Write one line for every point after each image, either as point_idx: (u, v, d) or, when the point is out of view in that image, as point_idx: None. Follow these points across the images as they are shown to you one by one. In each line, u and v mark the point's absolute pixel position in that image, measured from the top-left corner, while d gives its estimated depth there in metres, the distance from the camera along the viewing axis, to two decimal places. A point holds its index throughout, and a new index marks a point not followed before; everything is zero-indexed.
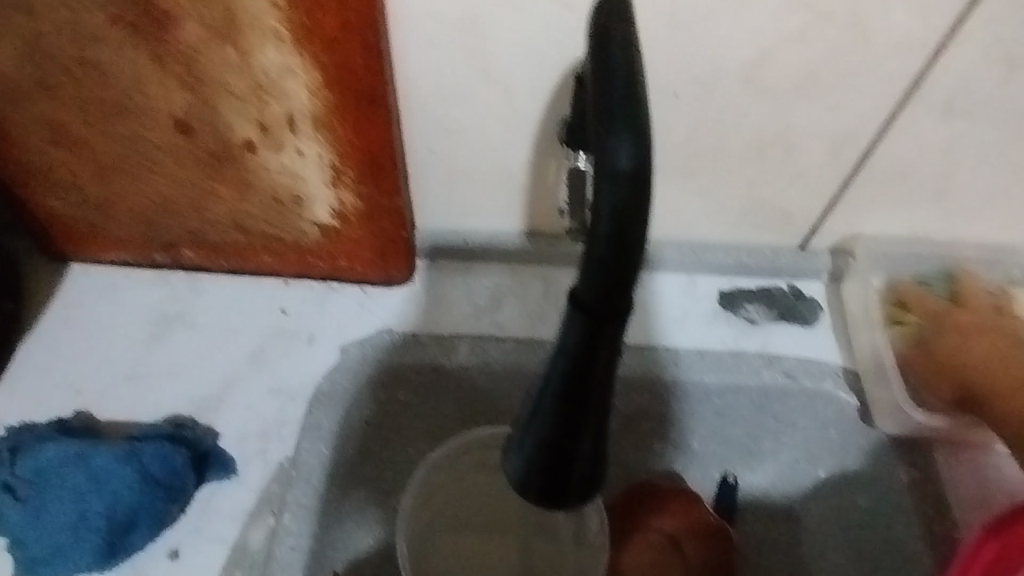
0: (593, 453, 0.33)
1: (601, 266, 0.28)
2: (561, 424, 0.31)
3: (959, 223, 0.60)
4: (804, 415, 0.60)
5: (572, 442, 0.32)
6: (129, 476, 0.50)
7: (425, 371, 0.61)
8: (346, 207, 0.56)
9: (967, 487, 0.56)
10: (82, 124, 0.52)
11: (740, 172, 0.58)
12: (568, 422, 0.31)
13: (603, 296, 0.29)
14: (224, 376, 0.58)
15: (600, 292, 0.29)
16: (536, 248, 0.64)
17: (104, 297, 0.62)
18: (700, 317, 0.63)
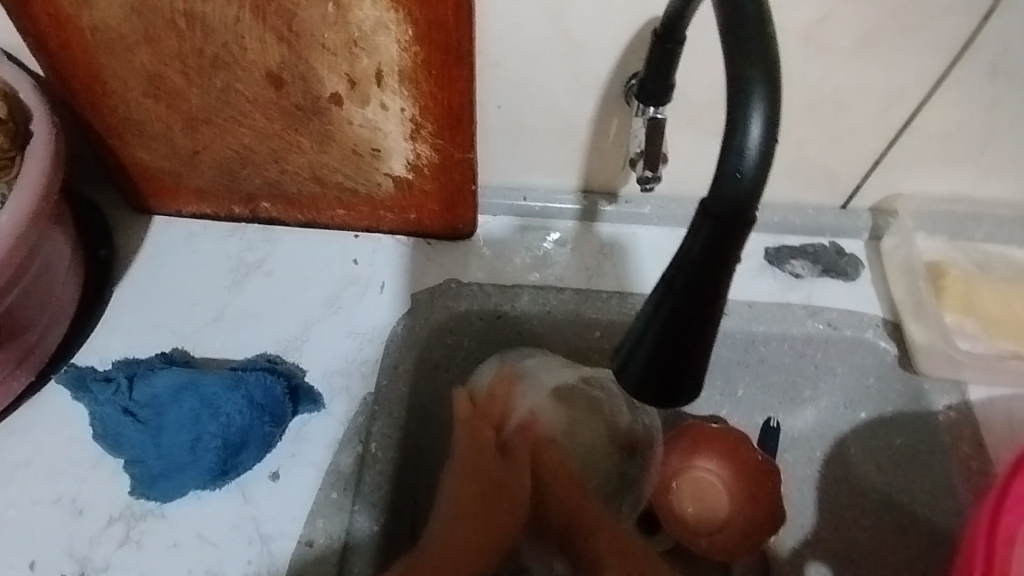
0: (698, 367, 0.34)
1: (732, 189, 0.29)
2: (680, 328, 0.32)
3: (997, 183, 0.64)
4: (845, 362, 0.64)
5: (689, 346, 0.33)
6: (239, 402, 0.55)
7: (490, 318, 0.64)
8: (422, 159, 0.60)
9: (999, 425, 0.61)
10: (179, 77, 0.55)
11: (794, 132, 0.61)
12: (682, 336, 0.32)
13: (731, 213, 0.29)
14: (305, 318, 0.63)
15: (731, 204, 0.29)
16: (592, 204, 0.68)
17: (190, 245, 0.66)
18: (747, 271, 0.67)
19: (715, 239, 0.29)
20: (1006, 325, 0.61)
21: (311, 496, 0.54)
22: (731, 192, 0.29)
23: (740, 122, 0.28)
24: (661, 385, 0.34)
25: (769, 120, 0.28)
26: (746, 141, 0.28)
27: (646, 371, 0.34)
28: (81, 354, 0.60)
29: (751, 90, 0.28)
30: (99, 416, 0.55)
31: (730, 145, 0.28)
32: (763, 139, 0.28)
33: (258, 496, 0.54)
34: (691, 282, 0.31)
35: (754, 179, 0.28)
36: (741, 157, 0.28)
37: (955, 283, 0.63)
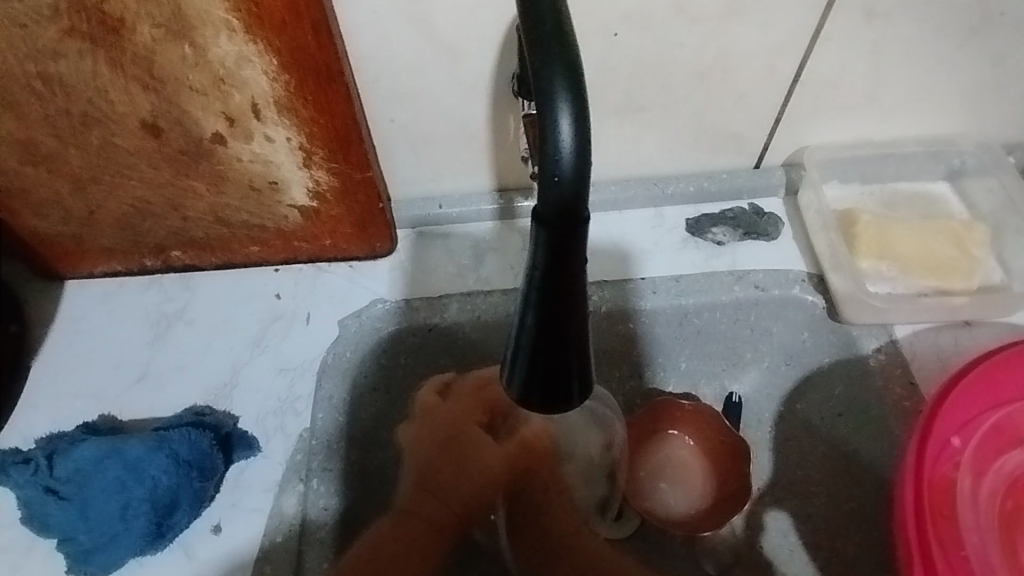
0: (580, 367, 0.33)
1: (555, 190, 0.28)
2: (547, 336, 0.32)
3: (898, 122, 0.64)
4: (778, 321, 0.64)
5: (561, 354, 0.32)
6: (163, 462, 0.54)
7: (423, 333, 0.64)
8: (322, 186, 0.59)
9: (929, 361, 0.61)
10: (52, 140, 0.53)
11: (688, 104, 0.61)
12: (552, 342, 0.32)
13: (561, 213, 0.29)
14: (232, 362, 0.61)
15: (559, 207, 0.29)
16: (508, 202, 0.67)
17: (104, 306, 0.65)
18: (671, 245, 0.67)
19: (554, 248, 0.29)
20: (921, 263, 0.62)
21: (255, 543, 0.53)
22: (556, 192, 0.28)
23: (549, 119, 0.28)
24: (549, 394, 0.34)
25: (578, 115, 0.27)
26: (557, 137, 0.28)
27: (527, 386, 0.34)
28: (4, 436, 0.58)
29: (556, 88, 0.28)
30: (23, 500, 0.54)
31: (545, 146, 0.28)
32: (576, 132, 0.27)
33: (202, 552, 0.53)
34: (545, 293, 0.30)
35: (577, 181, 0.28)
36: (557, 154, 0.28)
37: (872, 229, 0.63)
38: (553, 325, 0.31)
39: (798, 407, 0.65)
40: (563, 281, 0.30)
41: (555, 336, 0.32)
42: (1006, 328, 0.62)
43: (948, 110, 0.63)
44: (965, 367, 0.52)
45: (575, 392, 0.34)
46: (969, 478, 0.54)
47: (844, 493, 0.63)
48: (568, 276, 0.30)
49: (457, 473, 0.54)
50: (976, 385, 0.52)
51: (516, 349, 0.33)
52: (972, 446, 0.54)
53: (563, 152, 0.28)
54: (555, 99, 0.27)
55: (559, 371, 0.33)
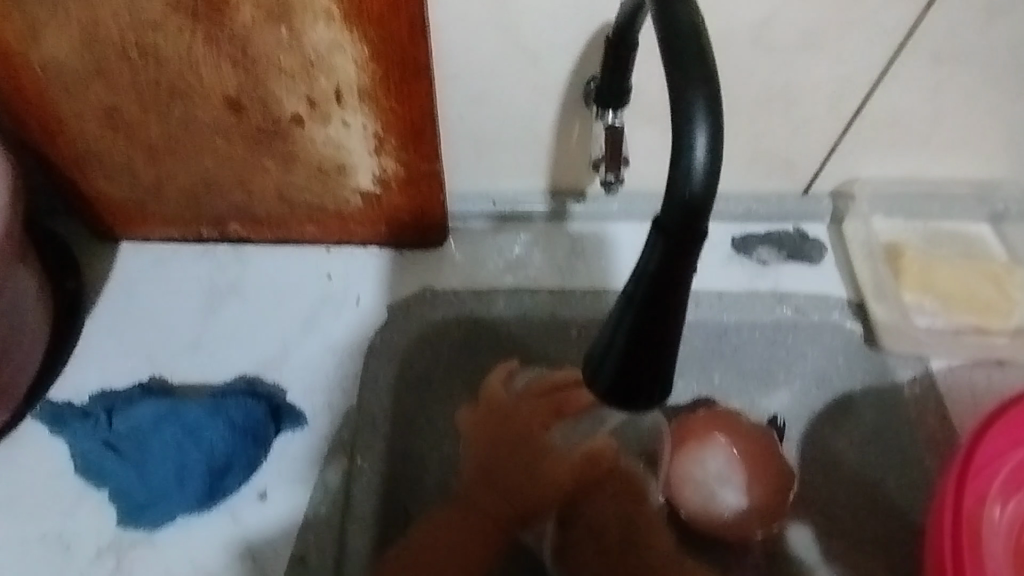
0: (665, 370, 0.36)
1: (680, 201, 0.31)
2: (645, 335, 0.34)
3: (950, 163, 0.66)
4: (815, 345, 0.66)
5: (652, 356, 0.35)
6: (220, 427, 0.55)
7: (468, 323, 0.65)
8: (388, 173, 0.60)
9: (962, 395, 0.63)
10: (135, 107, 0.55)
11: (752, 126, 0.62)
12: (649, 343, 0.34)
13: (683, 222, 0.31)
14: (282, 337, 0.63)
15: (681, 218, 0.31)
16: (561, 204, 0.69)
17: (160, 270, 0.66)
18: (715, 261, 0.68)
19: (670, 253, 0.32)
20: (959, 300, 0.64)
21: (299, 514, 0.55)
22: (681, 203, 0.31)
23: (687, 134, 0.30)
24: (632, 392, 0.36)
25: (713, 135, 0.30)
26: (692, 152, 0.30)
27: (613, 383, 0.36)
28: (58, 389, 0.60)
29: (694, 106, 0.30)
30: (79, 451, 0.56)
31: (679, 157, 0.31)
32: (708, 151, 0.30)
33: (248, 517, 0.54)
34: (653, 295, 0.33)
35: (702, 196, 0.31)
36: (690, 168, 0.31)
37: (914, 263, 0.65)
38: (654, 327, 0.33)
39: (825, 430, 0.67)
40: (671, 285, 0.33)
41: (652, 338, 0.34)
42: None
43: (1000, 155, 0.65)
44: (995, 410, 0.55)
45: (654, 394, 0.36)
46: (994, 516, 0.56)
47: (865, 516, 0.64)
48: (677, 282, 0.33)
49: (530, 476, 0.61)
50: (1006, 425, 0.55)
51: (608, 346, 0.35)
52: (999, 487, 0.56)
53: (697, 166, 0.30)
54: (694, 117, 0.30)
55: (648, 371, 0.35)
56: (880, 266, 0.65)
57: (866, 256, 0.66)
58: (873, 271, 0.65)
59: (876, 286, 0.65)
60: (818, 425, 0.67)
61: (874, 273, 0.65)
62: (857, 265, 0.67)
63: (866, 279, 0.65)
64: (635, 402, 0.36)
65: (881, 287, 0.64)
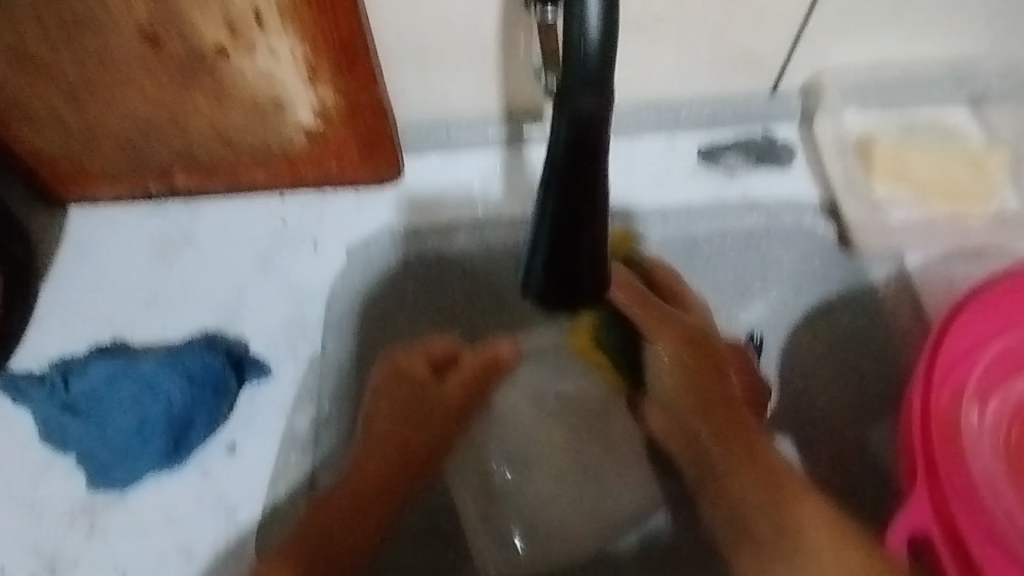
0: (594, 259, 0.38)
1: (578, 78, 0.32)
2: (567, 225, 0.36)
3: (923, 44, 0.62)
4: (787, 252, 0.64)
5: (576, 246, 0.36)
6: (177, 382, 0.54)
7: (430, 261, 0.64)
8: (328, 105, 0.57)
9: (937, 289, 0.61)
10: (49, 50, 0.52)
11: (708, 21, 0.58)
12: (570, 232, 0.36)
13: (586, 95, 0.32)
14: (240, 288, 0.61)
15: (585, 90, 0.32)
16: (517, 127, 0.65)
17: (110, 231, 0.64)
18: (682, 173, 0.66)
19: (578, 131, 0.33)
20: (937, 189, 0.61)
21: (269, 462, 0.54)
22: (581, 72, 0.32)
23: (578, 2, 0.31)
24: (564, 284, 0.38)
25: (605, 7, 0.31)
26: (583, 25, 0.31)
27: (546, 279, 0.38)
28: (17, 358, 0.59)
29: None
30: (41, 418, 0.55)
31: (572, 23, 0.31)
32: (601, 15, 0.31)
33: (217, 470, 0.54)
34: (567, 178, 0.34)
35: (596, 59, 0.31)
36: (584, 36, 0.31)
37: (886, 155, 0.62)
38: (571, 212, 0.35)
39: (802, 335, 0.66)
40: (584, 170, 0.34)
41: (571, 226, 0.35)
42: (1019, 256, 0.62)
43: (976, 31, 0.61)
44: (965, 304, 0.53)
45: (587, 287, 0.39)
46: (973, 413, 0.55)
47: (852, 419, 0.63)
48: (586, 163, 0.34)
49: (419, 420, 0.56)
50: (976, 315, 0.53)
51: (536, 242, 0.37)
52: (975, 386, 0.55)
53: (591, 34, 0.31)
54: None
55: (576, 262, 0.37)
56: (851, 167, 0.63)
57: (837, 157, 0.64)
58: (842, 171, 0.63)
59: (846, 185, 0.63)
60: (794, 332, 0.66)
61: (844, 173, 0.63)
62: (828, 168, 0.64)
63: (836, 179, 0.63)
64: (570, 295, 0.39)
65: (851, 187, 0.63)
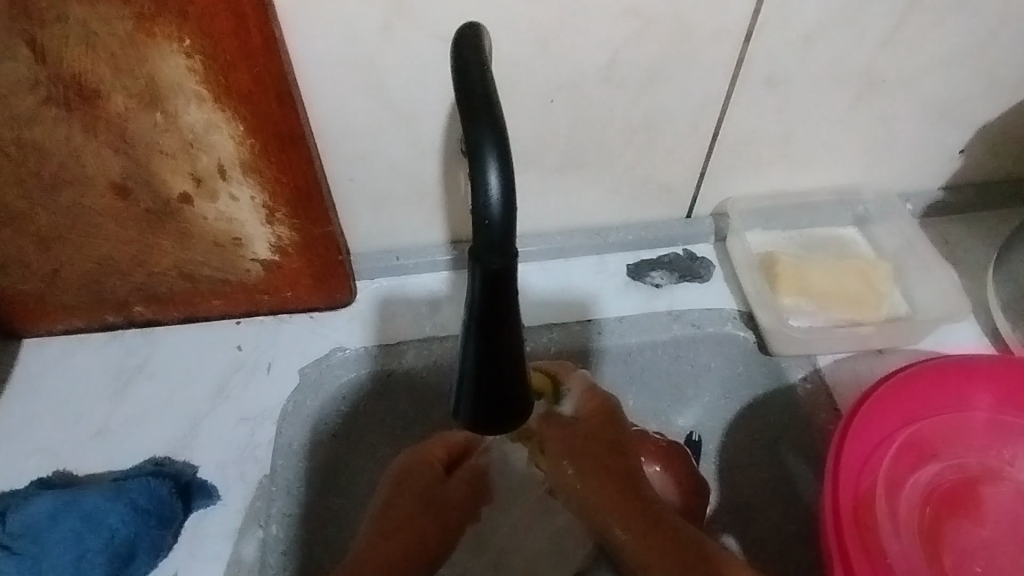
0: (519, 393, 0.40)
1: (484, 244, 0.34)
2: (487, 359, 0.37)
3: (811, 174, 0.72)
4: (716, 357, 0.69)
5: (501, 384, 0.38)
6: (123, 511, 0.54)
7: (380, 379, 0.66)
8: (284, 241, 0.62)
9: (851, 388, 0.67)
10: (21, 201, 0.56)
11: (623, 160, 0.67)
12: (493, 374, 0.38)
13: (492, 255, 0.34)
14: (192, 414, 0.63)
15: (492, 253, 0.35)
16: (462, 252, 0.72)
17: (64, 362, 0.66)
18: (614, 289, 0.72)
19: (489, 287, 0.35)
20: (836, 298, 0.69)
21: None
22: (487, 237, 0.34)
23: (481, 173, 0.34)
24: (493, 420, 0.40)
25: (503, 173, 0.34)
26: (486, 192, 0.34)
27: (471, 408, 0.39)
28: None
29: (485, 149, 0.34)
30: None
31: (477, 193, 0.34)
32: (501, 187, 0.34)
33: None
34: (484, 326, 0.36)
35: (500, 226, 0.34)
36: (487, 206, 0.34)
37: (786, 269, 0.69)
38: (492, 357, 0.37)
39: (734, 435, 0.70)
40: (499, 312, 0.36)
41: (494, 368, 0.37)
42: (916, 353, 0.69)
43: (854, 164, 0.71)
44: (861, 403, 0.57)
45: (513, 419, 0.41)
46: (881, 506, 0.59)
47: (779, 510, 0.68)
48: (502, 314, 0.36)
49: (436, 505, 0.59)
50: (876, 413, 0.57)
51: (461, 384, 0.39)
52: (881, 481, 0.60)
53: (493, 201, 0.34)
54: (483, 156, 0.34)
55: (502, 399, 0.39)
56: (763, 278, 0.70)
57: (751, 270, 0.70)
58: (755, 282, 0.70)
59: (763, 294, 0.69)
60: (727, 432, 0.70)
61: (759, 286, 0.69)
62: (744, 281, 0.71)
63: (750, 290, 0.70)
64: (500, 426, 0.40)
65: (765, 295, 0.69)
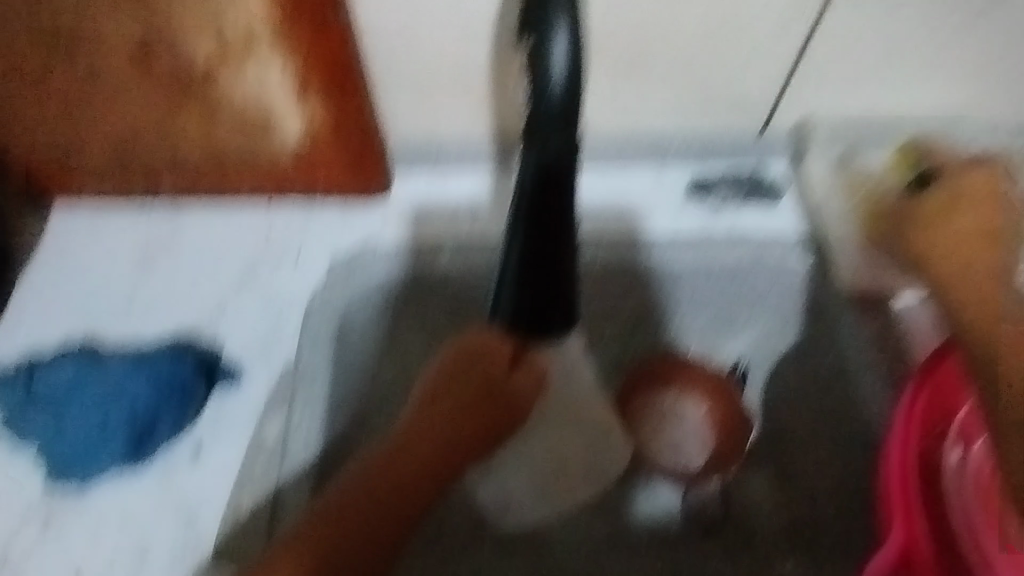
0: (559, 291, 0.48)
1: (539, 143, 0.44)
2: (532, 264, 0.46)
3: (910, 90, 0.63)
4: (768, 290, 0.65)
5: (545, 279, 0.47)
6: (146, 383, 0.53)
7: (413, 279, 0.64)
8: (316, 125, 0.58)
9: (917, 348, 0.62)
10: (43, 58, 0.54)
11: (695, 58, 0.59)
12: (537, 267, 0.46)
13: (553, 126, 0.44)
14: (218, 294, 0.61)
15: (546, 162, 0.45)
16: (509, 151, 0.66)
17: (93, 228, 0.64)
18: (670, 204, 0.66)
19: (538, 190, 0.45)
20: None
21: (235, 466, 0.53)
22: (549, 105, 0.43)
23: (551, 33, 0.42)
24: (534, 320, 0.48)
25: (571, 47, 0.43)
26: (549, 84, 0.43)
27: (516, 310, 0.48)
28: None
29: (557, 19, 0.43)
30: (3, 408, 0.53)
31: (542, 64, 0.43)
32: (568, 53, 0.42)
33: (180, 471, 0.53)
34: (530, 221, 0.45)
35: (563, 99, 0.43)
36: (550, 74, 0.42)
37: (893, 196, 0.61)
38: (537, 254, 0.46)
39: (782, 379, 0.65)
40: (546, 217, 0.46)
41: (540, 263, 0.46)
42: None
43: (959, 82, 0.62)
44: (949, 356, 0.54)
45: (558, 322, 0.49)
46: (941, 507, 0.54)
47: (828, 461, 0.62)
48: (551, 212, 0.45)
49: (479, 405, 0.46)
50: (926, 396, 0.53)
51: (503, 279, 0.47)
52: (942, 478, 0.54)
53: (560, 63, 0.42)
54: (555, 19, 0.43)
55: (543, 295, 0.47)
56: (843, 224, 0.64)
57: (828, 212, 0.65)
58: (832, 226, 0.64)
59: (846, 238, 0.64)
60: (782, 377, 0.65)
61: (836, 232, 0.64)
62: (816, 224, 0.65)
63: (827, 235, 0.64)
64: (539, 327, 0.48)
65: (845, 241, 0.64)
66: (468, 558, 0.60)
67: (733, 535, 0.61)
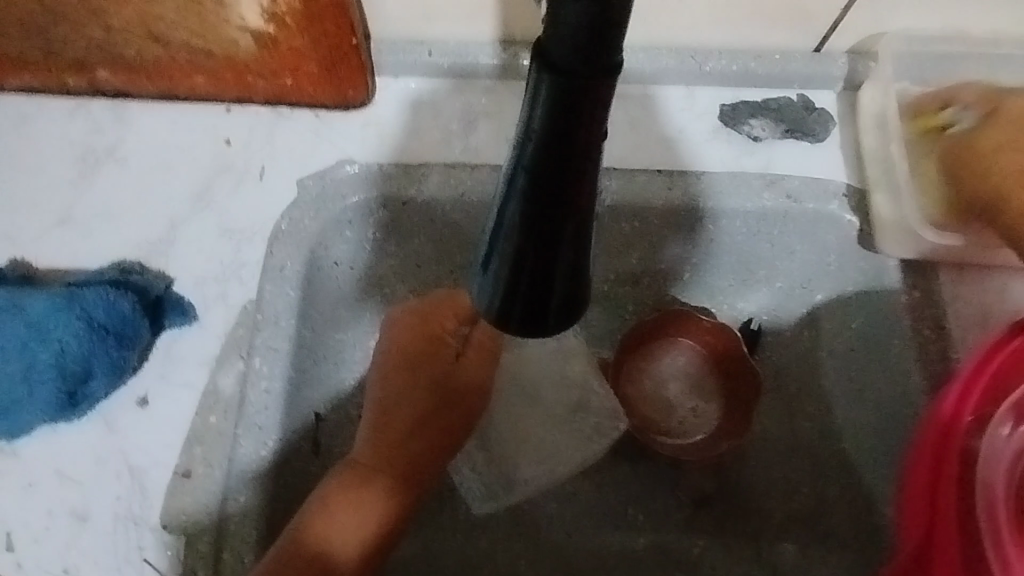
0: (575, 275, 0.28)
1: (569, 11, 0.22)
2: (540, 236, 0.26)
3: (993, 10, 0.53)
4: (803, 239, 0.56)
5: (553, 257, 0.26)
6: (74, 325, 0.45)
7: (394, 206, 0.54)
8: (279, 5, 0.48)
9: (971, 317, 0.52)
10: None
11: None
12: (547, 238, 0.26)
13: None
14: (169, 215, 0.52)
15: (578, 45, 0.22)
16: (513, 58, 0.56)
17: (19, 129, 0.54)
18: (698, 134, 0.56)
19: (561, 103, 0.23)
20: None
21: (185, 422, 0.46)
22: None
23: None
24: (532, 319, 0.28)
25: None
26: None
27: (507, 300, 0.28)
28: None
29: None
30: None
31: None
32: None
33: (123, 424, 0.46)
34: (542, 159, 0.24)
35: None
36: None
37: (969, 134, 0.51)
38: (548, 213, 0.25)
39: (808, 340, 0.58)
40: (570, 157, 0.24)
41: (548, 231, 0.26)
42: None
43: None
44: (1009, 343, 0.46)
45: (565, 317, 0.29)
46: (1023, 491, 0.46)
47: (858, 443, 0.55)
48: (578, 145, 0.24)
49: (431, 393, 0.48)
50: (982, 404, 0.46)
51: (487, 259, 0.28)
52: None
53: None
54: None
55: (551, 278, 0.27)
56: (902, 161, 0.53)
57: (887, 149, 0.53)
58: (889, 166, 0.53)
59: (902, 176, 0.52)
60: (815, 339, 0.57)
61: (879, 173, 0.54)
62: (866, 160, 0.55)
63: (873, 175, 0.54)
64: (540, 329, 0.28)
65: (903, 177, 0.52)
66: (446, 518, 0.56)
67: (730, 505, 0.57)
